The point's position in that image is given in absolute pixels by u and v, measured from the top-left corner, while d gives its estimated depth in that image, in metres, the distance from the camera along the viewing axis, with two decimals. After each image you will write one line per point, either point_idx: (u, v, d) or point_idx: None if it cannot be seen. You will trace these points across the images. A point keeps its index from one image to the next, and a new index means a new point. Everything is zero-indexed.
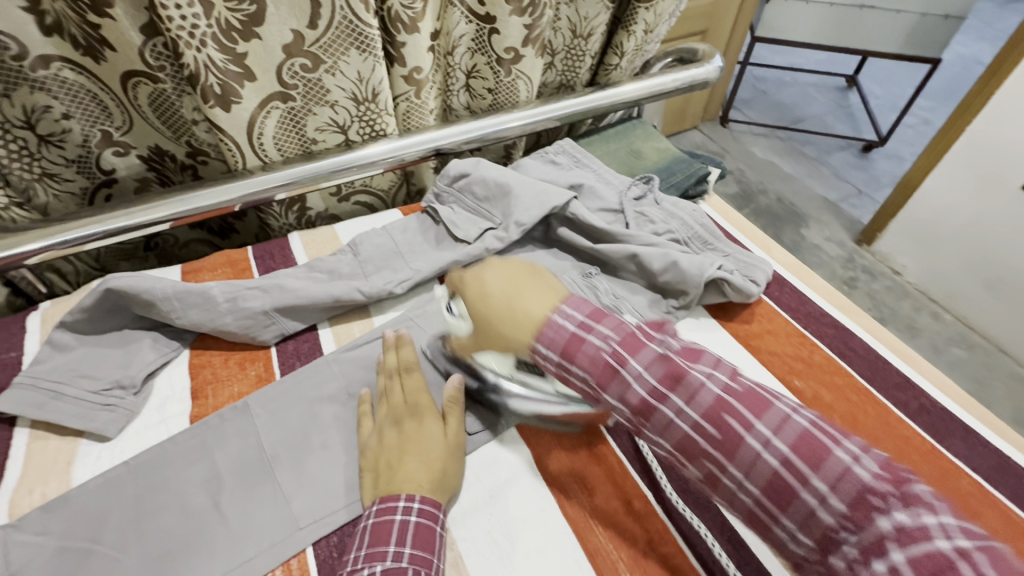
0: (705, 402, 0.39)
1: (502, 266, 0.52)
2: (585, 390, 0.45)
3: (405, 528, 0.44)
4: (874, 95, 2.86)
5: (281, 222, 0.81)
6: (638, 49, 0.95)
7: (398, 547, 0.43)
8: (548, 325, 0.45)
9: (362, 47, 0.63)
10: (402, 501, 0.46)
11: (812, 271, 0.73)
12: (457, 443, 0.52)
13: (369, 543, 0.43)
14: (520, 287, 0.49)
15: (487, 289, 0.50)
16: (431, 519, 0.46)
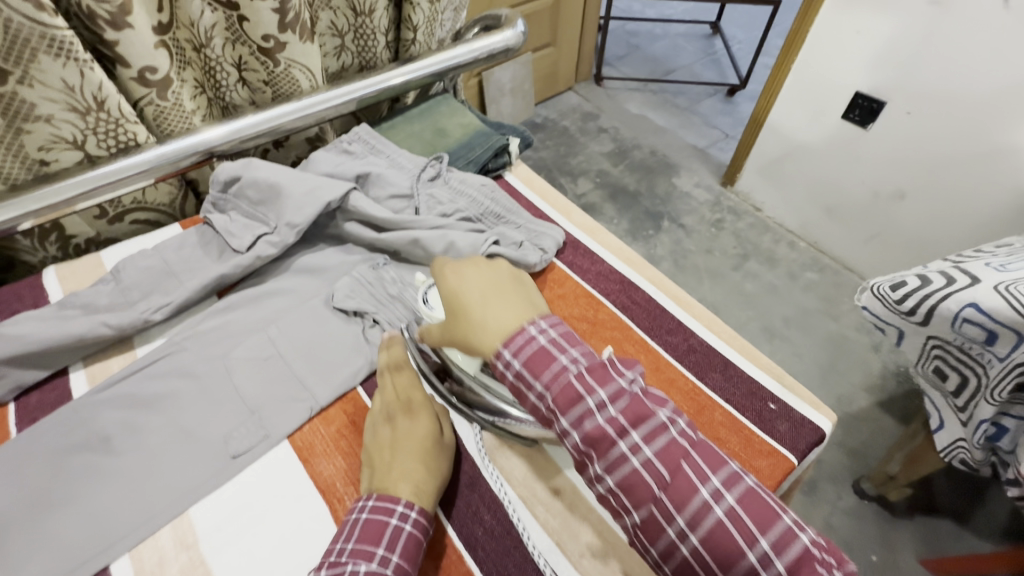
0: (669, 442, 0.41)
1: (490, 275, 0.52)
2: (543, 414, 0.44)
3: (397, 535, 0.44)
4: (737, 40, 2.99)
5: (39, 255, 0.72)
6: (433, 19, 0.91)
7: (386, 553, 0.43)
8: (520, 336, 0.46)
9: (56, 52, 0.56)
10: (400, 506, 0.46)
11: (606, 230, 0.76)
12: (449, 446, 0.54)
13: (356, 539, 0.44)
14: (499, 302, 0.49)
15: (468, 285, 0.51)
16: (422, 532, 0.46)
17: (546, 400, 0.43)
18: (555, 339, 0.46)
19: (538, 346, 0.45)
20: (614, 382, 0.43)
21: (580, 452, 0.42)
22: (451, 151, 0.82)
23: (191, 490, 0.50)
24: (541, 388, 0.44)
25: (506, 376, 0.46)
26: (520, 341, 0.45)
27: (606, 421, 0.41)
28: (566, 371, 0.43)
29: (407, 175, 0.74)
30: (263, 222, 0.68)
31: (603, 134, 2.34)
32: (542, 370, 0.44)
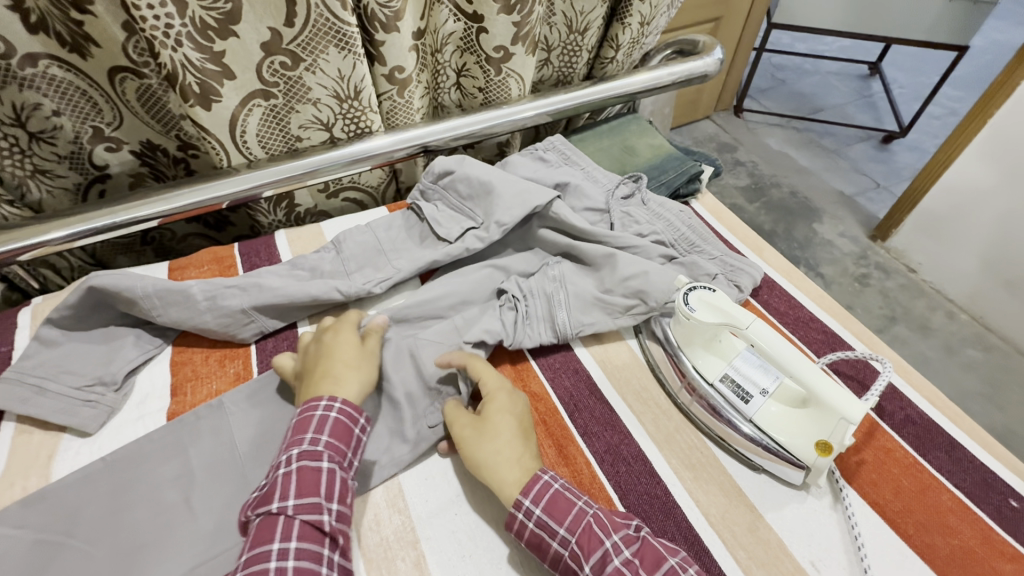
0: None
1: (505, 416, 0.52)
2: None
3: (324, 422, 0.48)
4: (899, 83, 2.75)
5: (269, 218, 0.82)
6: (635, 41, 0.92)
7: (315, 435, 0.47)
8: (536, 482, 0.47)
9: (341, 45, 0.63)
10: (322, 402, 0.49)
11: (804, 275, 0.72)
12: (505, 431, 0.51)
13: (290, 434, 0.48)
14: (505, 447, 0.49)
15: (480, 433, 0.50)
16: (350, 419, 0.49)
17: (572, 548, 0.44)
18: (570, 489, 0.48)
19: (556, 492, 0.46)
20: (626, 530, 0.45)
21: None
22: (643, 170, 0.82)
23: (399, 458, 0.53)
24: (564, 535, 0.44)
25: (527, 526, 0.45)
26: (539, 487, 0.46)
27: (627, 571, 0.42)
28: (586, 516, 0.45)
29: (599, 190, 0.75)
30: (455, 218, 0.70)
31: (738, 168, 2.24)
32: (566, 518, 0.45)
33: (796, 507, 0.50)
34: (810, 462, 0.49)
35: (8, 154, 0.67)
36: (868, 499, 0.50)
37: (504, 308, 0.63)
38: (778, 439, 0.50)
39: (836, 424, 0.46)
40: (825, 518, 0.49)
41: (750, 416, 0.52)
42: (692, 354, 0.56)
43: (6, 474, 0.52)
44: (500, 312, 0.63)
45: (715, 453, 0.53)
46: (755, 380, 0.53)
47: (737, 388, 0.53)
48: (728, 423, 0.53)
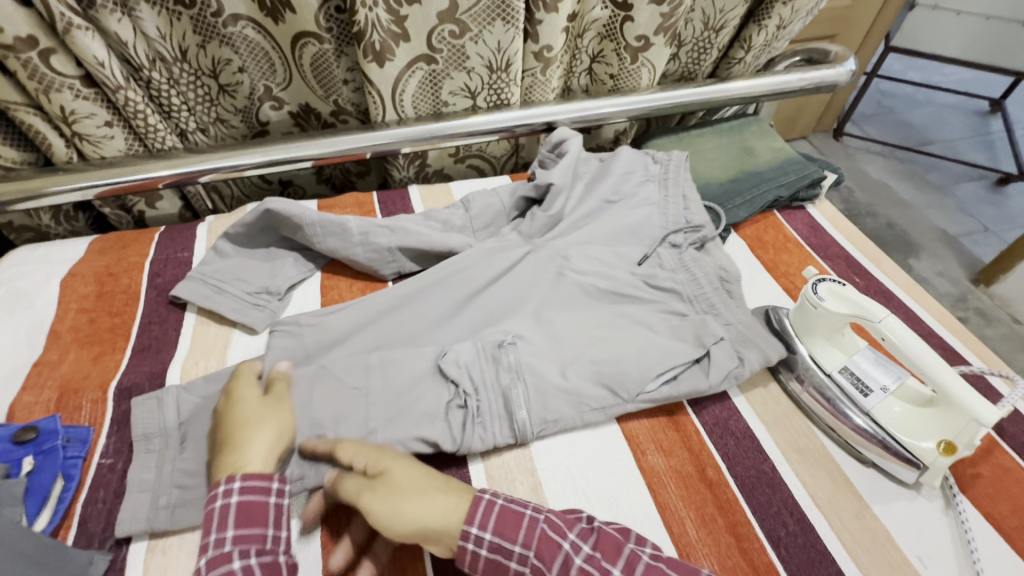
0: (648, 565, 0.41)
1: (394, 476, 0.46)
2: None
3: (224, 512, 0.43)
4: (1022, 123, 2.56)
5: (402, 174, 0.88)
6: (767, 44, 0.93)
7: (219, 534, 0.42)
8: (479, 506, 0.44)
9: (505, 17, 0.68)
10: (220, 487, 0.44)
11: (924, 291, 0.71)
12: (401, 484, 0.45)
13: (221, 530, 0.42)
14: (415, 495, 0.44)
15: (381, 504, 0.44)
16: (259, 493, 0.44)
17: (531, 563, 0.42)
18: (517, 500, 0.45)
19: (501, 507, 0.44)
20: (580, 525, 0.44)
21: None
22: (763, 170, 0.83)
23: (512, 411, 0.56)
24: (520, 551, 0.42)
25: (478, 555, 0.43)
26: (482, 510, 0.44)
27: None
28: (538, 526, 0.43)
29: (666, 223, 0.71)
30: (548, 209, 0.71)
31: (832, 192, 2.15)
32: (517, 533, 0.43)
33: (905, 504, 0.51)
34: (930, 462, 0.49)
35: (200, 100, 0.78)
36: (982, 510, 0.50)
37: (447, 411, 0.53)
38: (898, 436, 0.51)
39: (966, 424, 0.47)
40: (936, 519, 0.50)
41: (867, 410, 0.53)
42: (809, 343, 0.58)
43: (189, 354, 0.61)
44: (444, 417, 0.53)
45: (824, 442, 0.54)
46: (876, 377, 0.54)
47: (856, 381, 0.54)
48: (842, 414, 0.54)
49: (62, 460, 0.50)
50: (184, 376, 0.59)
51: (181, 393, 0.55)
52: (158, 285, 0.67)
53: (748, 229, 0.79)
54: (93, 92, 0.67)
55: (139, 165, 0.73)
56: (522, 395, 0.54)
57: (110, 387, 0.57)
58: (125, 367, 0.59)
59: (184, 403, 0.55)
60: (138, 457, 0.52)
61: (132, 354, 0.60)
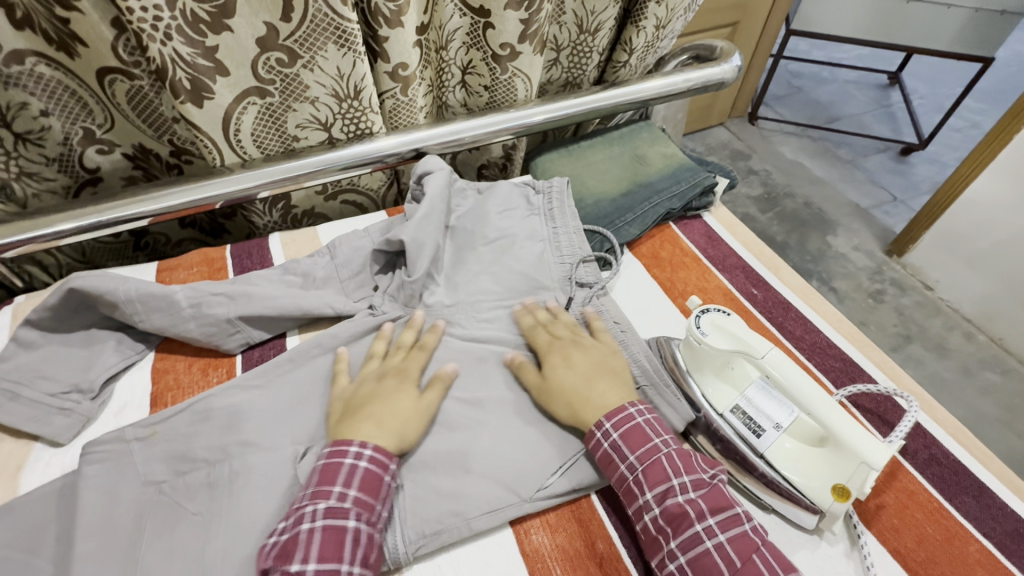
0: (743, 534, 0.43)
1: (581, 357, 0.55)
2: (646, 531, 0.45)
3: (352, 472, 0.45)
4: (919, 94, 2.69)
5: (265, 220, 0.79)
6: (650, 45, 0.89)
7: (343, 489, 0.44)
8: (619, 411, 0.49)
9: (340, 42, 0.60)
10: (354, 447, 0.46)
11: (821, 296, 0.68)
12: (604, 367, 0.54)
13: (316, 482, 0.44)
14: (596, 379, 0.52)
15: (572, 371, 0.53)
16: (380, 467, 0.46)
17: (637, 473, 0.46)
18: (653, 423, 0.49)
19: (637, 424, 0.48)
20: (702, 475, 0.46)
21: (707, 567, 0.41)
22: (655, 181, 0.78)
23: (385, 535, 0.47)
24: (633, 461, 0.47)
25: (601, 445, 0.48)
26: (622, 416, 0.49)
27: (719, 553, 0.42)
28: (660, 453, 0.47)
29: (562, 258, 0.68)
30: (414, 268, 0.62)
31: (752, 177, 2.18)
32: (640, 447, 0.47)
33: (807, 556, 0.46)
34: (827, 507, 0.45)
35: None
36: (889, 547, 0.46)
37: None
38: (794, 479, 0.46)
39: (858, 468, 0.42)
40: (842, 566, 0.46)
41: (761, 451, 0.48)
42: (702, 381, 0.53)
43: None
44: None
45: None
46: (769, 414, 0.48)
47: (749, 421, 0.49)
48: (740, 460, 0.49)
49: None
50: None
51: None
52: None
53: (644, 247, 0.73)
54: None
55: None
56: (399, 511, 0.47)
57: None
58: None
59: None
60: None
61: None
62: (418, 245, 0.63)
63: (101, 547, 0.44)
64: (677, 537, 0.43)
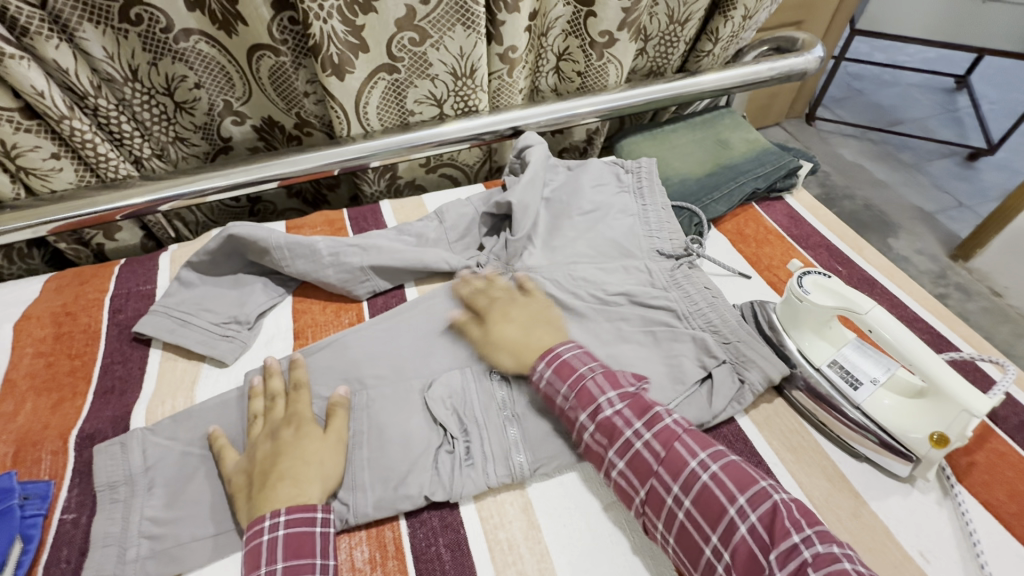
0: (666, 426, 0.48)
1: (505, 311, 0.61)
2: (586, 446, 0.51)
3: (274, 544, 0.43)
4: (988, 98, 2.60)
5: (373, 188, 0.86)
6: (734, 35, 0.93)
7: (269, 567, 0.42)
8: (551, 352, 0.55)
9: (466, 23, 0.66)
10: (266, 520, 0.44)
11: (905, 274, 0.70)
12: (533, 322, 0.61)
13: (244, 572, 0.43)
14: (531, 330, 0.59)
15: (511, 322, 0.60)
16: (304, 523, 0.44)
17: (569, 402, 0.51)
18: (580, 356, 0.54)
19: (564, 359, 0.53)
20: (625, 388, 0.51)
21: (643, 460, 0.47)
22: (739, 163, 0.82)
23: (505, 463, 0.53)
24: (565, 392, 0.52)
25: (540, 385, 0.54)
26: (551, 355, 0.54)
27: (646, 450, 0.47)
28: (586, 380, 0.52)
29: (650, 232, 0.72)
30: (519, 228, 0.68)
31: (808, 177, 2.17)
32: (569, 378, 0.52)
33: (899, 500, 0.49)
34: (922, 454, 0.48)
35: (156, 120, 0.74)
36: (981, 499, 0.49)
37: (436, 454, 0.52)
38: (889, 428, 0.50)
39: (957, 416, 0.45)
40: (936, 513, 0.49)
41: (858, 403, 0.51)
42: (798, 338, 0.57)
43: (155, 394, 0.58)
44: (433, 466, 0.51)
45: (817, 439, 0.54)
46: (866, 369, 0.53)
47: (845, 374, 0.53)
48: (837, 411, 0.52)
49: (19, 521, 0.47)
50: (151, 418, 0.56)
51: (147, 435, 0.53)
52: (120, 321, 0.64)
53: (729, 224, 0.77)
54: (36, 124, 0.64)
55: (94, 198, 0.70)
56: (520, 437, 0.53)
57: (71, 435, 0.54)
58: (87, 413, 0.56)
59: (151, 446, 0.52)
60: (103, 509, 0.48)
61: (94, 399, 0.57)
62: (525, 208, 0.69)
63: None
64: (612, 449, 0.48)
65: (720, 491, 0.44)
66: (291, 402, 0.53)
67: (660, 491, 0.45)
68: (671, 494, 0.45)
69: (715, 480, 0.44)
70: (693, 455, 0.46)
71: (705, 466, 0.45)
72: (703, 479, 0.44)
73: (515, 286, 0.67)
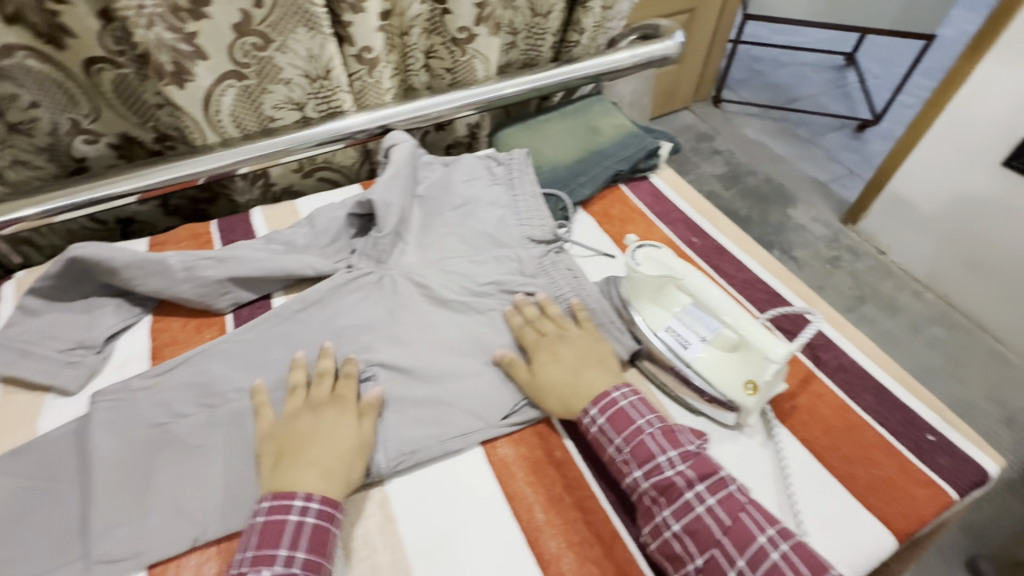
0: (729, 495, 0.48)
1: (568, 345, 0.58)
2: (639, 500, 0.50)
3: (298, 531, 0.45)
4: (872, 73, 2.82)
5: (246, 196, 0.85)
6: (598, 25, 0.97)
7: (290, 552, 0.44)
8: (604, 396, 0.54)
9: (309, 24, 0.66)
10: (299, 500, 0.46)
11: (752, 241, 0.76)
12: (588, 357, 0.57)
13: (256, 544, 0.44)
14: (581, 368, 0.56)
15: (561, 360, 0.57)
16: (328, 521, 0.46)
17: (625, 454, 0.51)
18: (636, 405, 0.53)
19: (621, 407, 0.53)
20: (687, 446, 0.51)
21: (709, 527, 0.46)
22: (606, 147, 0.85)
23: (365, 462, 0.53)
24: (620, 443, 0.51)
25: (589, 430, 0.53)
26: (605, 401, 0.53)
27: (710, 516, 0.46)
28: (643, 433, 0.51)
29: (519, 221, 0.74)
30: (383, 227, 0.68)
31: (715, 157, 2.28)
32: (625, 429, 0.52)
33: (729, 447, 0.54)
34: (741, 403, 0.53)
35: None
36: (799, 436, 0.55)
37: None
38: (714, 382, 0.54)
39: (762, 363, 0.50)
40: (758, 454, 0.54)
41: (688, 361, 0.56)
42: (641, 308, 0.60)
43: None
44: None
45: (660, 398, 0.58)
46: (697, 330, 0.56)
47: (678, 337, 0.57)
48: (675, 372, 0.57)
49: None
50: None
51: None
52: None
53: (596, 207, 0.81)
54: None
55: None
56: (381, 435, 0.54)
57: None
58: None
59: None
60: None
61: None
62: (386, 205, 0.68)
63: (119, 474, 0.50)
64: (670, 509, 0.47)
65: (790, 565, 0.43)
66: (338, 387, 0.55)
67: (720, 564, 0.45)
68: (734, 565, 0.44)
69: (780, 555, 0.44)
70: (760, 529, 0.45)
71: (771, 540, 0.45)
72: (765, 550, 0.44)
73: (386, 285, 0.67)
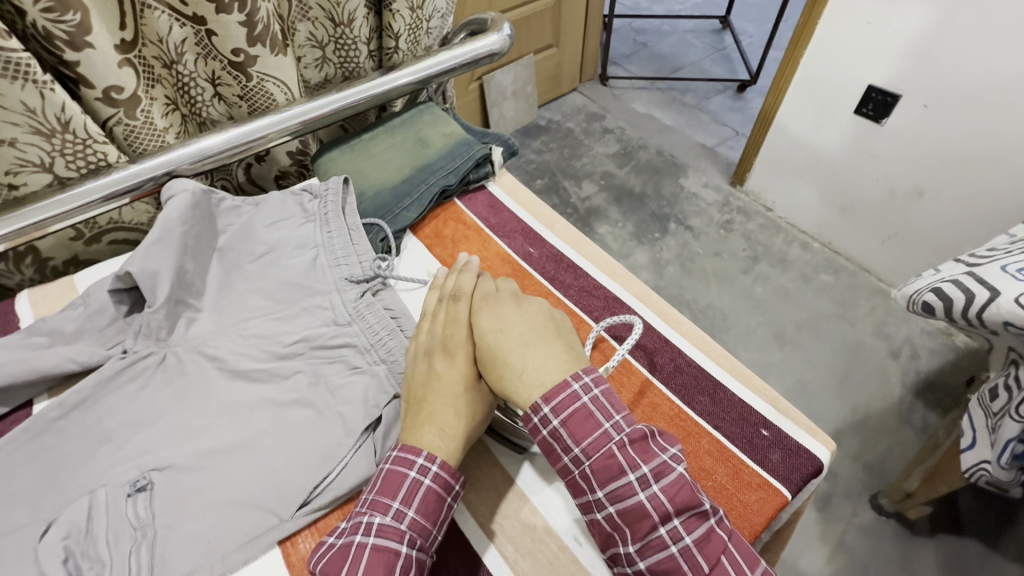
0: (708, 531, 0.42)
1: (517, 314, 0.52)
2: (597, 523, 0.44)
3: (415, 487, 0.45)
4: (747, 34, 2.91)
5: (16, 278, 0.73)
6: (415, 27, 0.89)
7: (402, 507, 0.44)
8: (562, 390, 0.46)
9: (13, 74, 0.55)
10: (421, 458, 0.46)
11: (590, 241, 0.72)
12: (543, 331, 0.51)
13: (377, 490, 0.45)
14: (537, 343, 0.50)
15: (505, 331, 0.51)
16: (442, 487, 0.46)
17: (584, 468, 0.44)
18: (601, 404, 0.46)
19: (583, 407, 0.45)
20: (659, 460, 0.44)
21: (680, 569, 0.40)
22: (434, 161, 0.78)
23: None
24: (578, 454, 0.45)
25: (541, 431, 0.46)
26: (564, 398, 0.45)
27: (683, 557, 0.41)
28: (610, 445, 0.44)
29: (334, 262, 0.66)
30: (154, 301, 0.58)
31: (608, 135, 2.28)
32: (585, 440, 0.44)
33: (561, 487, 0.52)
34: None
35: None
36: None
37: None
38: None
39: None
40: None
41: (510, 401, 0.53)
42: None
43: None
44: None
45: (487, 442, 0.56)
46: None
47: None
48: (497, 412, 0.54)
49: None
50: None
51: None
52: None
53: (427, 228, 0.75)
54: None
55: None
56: (146, 562, 0.45)
57: None
58: None
59: None
60: None
61: None
62: (152, 275, 0.58)
63: None
64: (638, 543, 0.42)
65: None
66: (456, 317, 0.54)
67: None
68: None
69: None
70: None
71: None
72: None
73: (174, 366, 0.58)
